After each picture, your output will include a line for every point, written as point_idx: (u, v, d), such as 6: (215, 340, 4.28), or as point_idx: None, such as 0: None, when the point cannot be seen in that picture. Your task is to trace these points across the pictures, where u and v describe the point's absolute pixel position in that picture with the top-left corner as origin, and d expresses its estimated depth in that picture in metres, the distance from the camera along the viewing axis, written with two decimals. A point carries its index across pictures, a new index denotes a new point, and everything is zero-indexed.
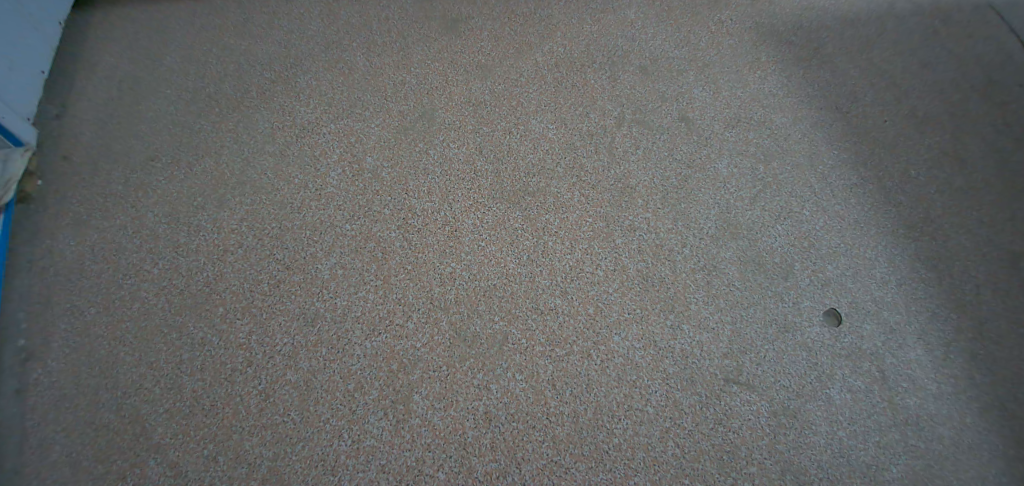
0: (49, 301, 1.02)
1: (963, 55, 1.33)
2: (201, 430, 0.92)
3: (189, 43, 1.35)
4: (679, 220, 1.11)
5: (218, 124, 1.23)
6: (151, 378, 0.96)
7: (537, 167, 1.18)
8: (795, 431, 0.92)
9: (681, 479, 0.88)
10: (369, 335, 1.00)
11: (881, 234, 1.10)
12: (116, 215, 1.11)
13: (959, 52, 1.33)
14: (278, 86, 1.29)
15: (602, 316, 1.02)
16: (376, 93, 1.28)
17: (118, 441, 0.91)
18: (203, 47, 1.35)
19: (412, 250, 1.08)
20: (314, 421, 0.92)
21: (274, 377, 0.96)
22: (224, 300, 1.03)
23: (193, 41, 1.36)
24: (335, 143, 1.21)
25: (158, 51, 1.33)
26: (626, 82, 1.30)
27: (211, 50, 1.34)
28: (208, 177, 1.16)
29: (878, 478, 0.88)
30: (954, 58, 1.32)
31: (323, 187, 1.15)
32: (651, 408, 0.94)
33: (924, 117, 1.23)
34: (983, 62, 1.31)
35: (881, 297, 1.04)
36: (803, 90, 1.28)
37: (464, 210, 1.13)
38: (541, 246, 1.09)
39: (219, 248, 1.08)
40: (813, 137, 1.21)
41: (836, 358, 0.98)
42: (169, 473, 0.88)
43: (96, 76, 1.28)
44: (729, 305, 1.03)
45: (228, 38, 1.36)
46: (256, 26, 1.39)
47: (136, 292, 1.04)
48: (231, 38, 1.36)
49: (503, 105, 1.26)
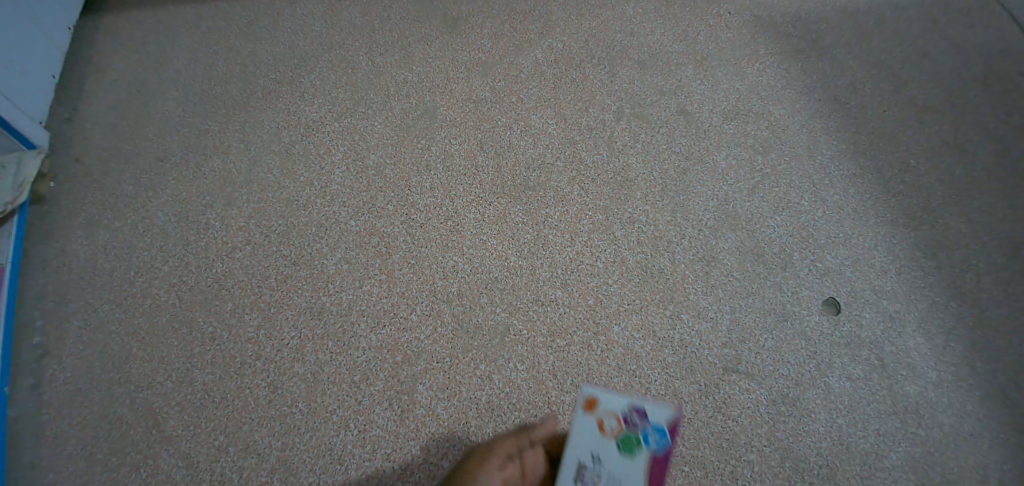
0: (63, 298, 1.05)
1: (966, 44, 1.33)
2: (212, 421, 0.95)
3: (195, 42, 1.37)
4: (678, 212, 1.13)
5: (224, 124, 1.25)
6: (163, 371, 0.99)
7: (537, 161, 1.19)
8: (794, 419, 0.94)
9: (681, 466, 0.91)
10: (374, 327, 1.02)
11: (880, 223, 1.11)
12: (127, 214, 1.14)
13: (959, 42, 1.33)
14: (283, 86, 1.30)
15: (602, 307, 1.03)
16: (378, 91, 1.29)
17: (132, 433, 0.94)
18: (208, 45, 1.37)
19: (414, 244, 1.10)
20: (321, 412, 0.95)
21: (282, 369, 0.99)
22: (233, 296, 1.06)
23: (196, 41, 1.37)
24: (339, 141, 1.22)
25: (163, 52, 1.35)
26: (625, 77, 1.30)
27: (215, 49, 1.36)
28: (215, 175, 1.18)
29: (877, 465, 0.91)
30: (957, 47, 1.33)
31: (328, 184, 1.17)
32: (651, 397, 0.96)
33: (922, 107, 1.23)
34: (984, 52, 1.31)
35: (880, 286, 1.05)
36: (803, 81, 1.28)
37: (466, 204, 1.14)
38: (541, 239, 1.10)
39: (227, 245, 1.11)
40: (812, 128, 1.22)
41: (835, 346, 1.00)
42: (181, 464, 0.92)
43: (104, 78, 1.31)
44: (728, 295, 1.04)
45: (234, 37, 1.38)
46: (259, 27, 1.40)
47: (147, 289, 1.07)
48: (235, 38, 1.38)
49: (503, 100, 1.27)
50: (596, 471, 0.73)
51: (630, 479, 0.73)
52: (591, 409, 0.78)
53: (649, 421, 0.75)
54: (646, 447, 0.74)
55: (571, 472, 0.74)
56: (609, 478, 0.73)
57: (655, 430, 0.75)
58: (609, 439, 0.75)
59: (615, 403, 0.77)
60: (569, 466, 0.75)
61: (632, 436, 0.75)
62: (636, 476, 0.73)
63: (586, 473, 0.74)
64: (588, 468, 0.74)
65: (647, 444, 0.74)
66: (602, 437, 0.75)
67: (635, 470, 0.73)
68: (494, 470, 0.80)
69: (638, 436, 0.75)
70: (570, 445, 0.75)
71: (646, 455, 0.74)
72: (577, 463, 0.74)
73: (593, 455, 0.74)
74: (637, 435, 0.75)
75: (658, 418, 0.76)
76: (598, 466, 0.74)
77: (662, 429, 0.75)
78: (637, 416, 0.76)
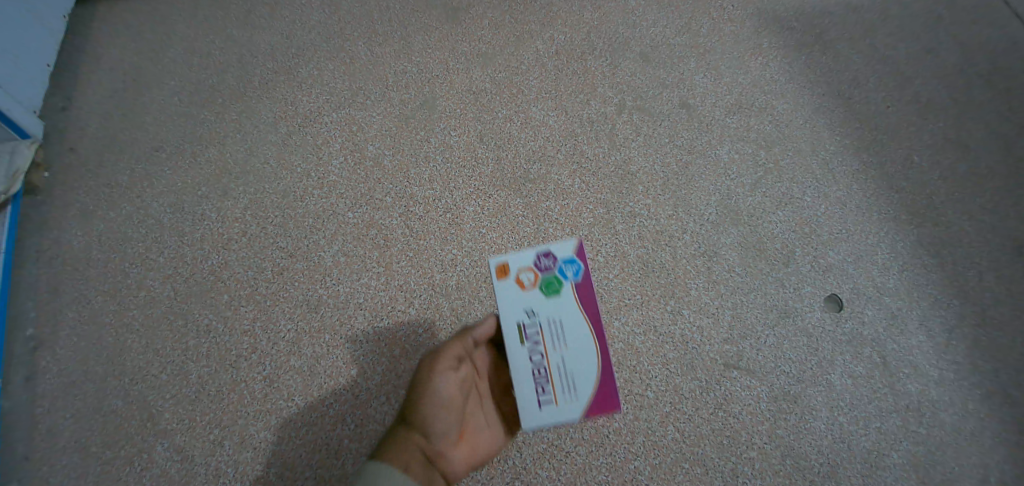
0: (57, 290, 1.04)
1: (984, 35, 1.27)
2: (207, 415, 0.95)
3: (179, 26, 1.31)
4: (680, 207, 1.11)
5: (219, 113, 1.21)
6: (158, 364, 0.99)
7: (538, 154, 1.17)
8: (795, 416, 0.94)
9: (681, 463, 0.91)
10: (371, 320, 1.01)
11: (883, 220, 1.10)
12: (121, 205, 1.12)
13: (979, 30, 1.28)
14: (280, 76, 1.25)
15: (603, 302, 1.02)
16: (376, 81, 1.24)
17: (127, 426, 0.95)
18: (192, 31, 1.31)
19: (413, 237, 1.09)
20: (318, 406, 0.95)
21: (279, 363, 0.99)
22: (228, 288, 1.05)
23: (183, 23, 1.32)
24: (337, 132, 1.19)
25: (148, 36, 1.30)
26: (628, 69, 1.25)
27: (200, 32, 1.30)
28: (209, 166, 1.16)
29: (877, 463, 0.92)
30: (977, 44, 1.26)
31: (325, 175, 1.15)
32: (651, 394, 0.95)
33: (928, 103, 1.21)
34: (1007, 42, 1.26)
35: (882, 283, 1.04)
36: (808, 73, 1.24)
37: (465, 197, 1.12)
38: (542, 232, 1.09)
39: (222, 237, 1.09)
40: (816, 124, 1.19)
41: (837, 343, 1.00)
42: (177, 457, 0.93)
43: (89, 63, 1.26)
44: (730, 291, 1.03)
45: (215, 24, 1.31)
46: (240, 14, 1.32)
47: (141, 281, 1.06)
48: (222, 21, 1.32)
49: (503, 92, 1.23)
50: (535, 322, 0.81)
51: (567, 313, 0.81)
52: (507, 277, 0.84)
53: (558, 259, 0.84)
54: (566, 282, 0.83)
55: (515, 335, 0.81)
56: (549, 321, 0.81)
57: (567, 264, 0.84)
58: (532, 291, 0.83)
59: (524, 260, 0.84)
60: (512, 330, 0.81)
61: (551, 279, 0.83)
62: (570, 309, 0.82)
63: (528, 326, 0.81)
64: (528, 323, 0.81)
65: (565, 279, 0.83)
66: (526, 292, 0.83)
67: (565, 304, 0.82)
68: (447, 373, 0.86)
69: (556, 276, 0.84)
70: (504, 315, 0.82)
71: (570, 288, 0.83)
72: (516, 324, 0.81)
73: (527, 310, 0.82)
74: (555, 276, 0.84)
75: (565, 252, 0.84)
76: (535, 317, 0.81)
77: (573, 260, 0.84)
78: (545, 259, 0.85)
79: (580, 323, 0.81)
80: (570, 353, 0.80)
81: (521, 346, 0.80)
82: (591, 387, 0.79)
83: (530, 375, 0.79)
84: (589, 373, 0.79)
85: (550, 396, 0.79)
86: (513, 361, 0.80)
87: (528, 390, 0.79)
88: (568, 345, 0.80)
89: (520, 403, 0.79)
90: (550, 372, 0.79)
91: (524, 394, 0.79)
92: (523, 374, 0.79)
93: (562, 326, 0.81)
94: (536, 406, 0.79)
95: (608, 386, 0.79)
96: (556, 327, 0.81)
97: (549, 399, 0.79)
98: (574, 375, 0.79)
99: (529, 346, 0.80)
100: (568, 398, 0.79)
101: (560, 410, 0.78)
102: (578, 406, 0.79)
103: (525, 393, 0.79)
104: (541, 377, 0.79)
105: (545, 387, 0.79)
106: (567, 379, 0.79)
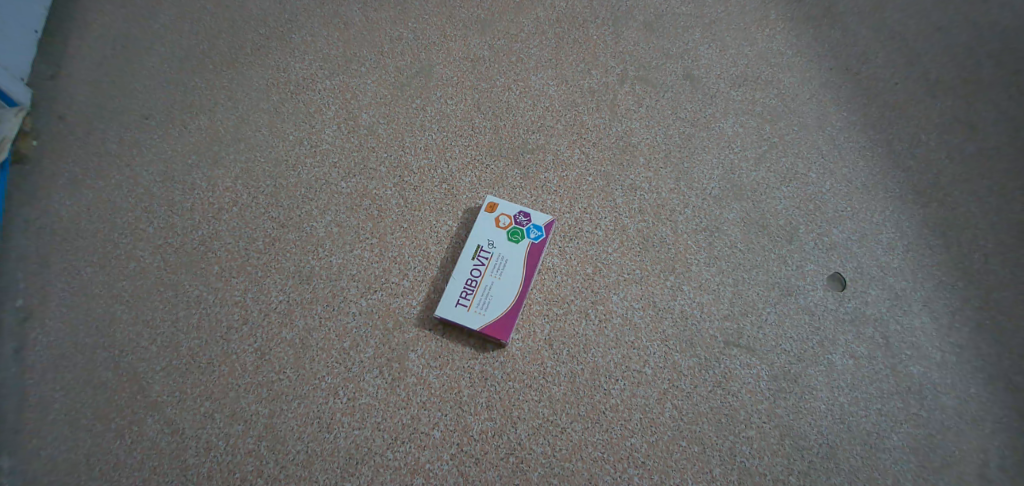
0: (45, 260, 1.01)
1: (997, 12, 1.24)
2: (197, 387, 0.93)
3: None
4: (682, 180, 1.08)
5: (210, 80, 1.18)
6: (148, 336, 0.97)
7: (537, 124, 1.13)
8: (795, 396, 0.93)
9: (678, 441, 0.89)
10: (364, 292, 0.99)
11: (889, 198, 1.07)
12: (110, 174, 1.09)
13: (992, 4, 1.25)
14: (273, 42, 1.22)
15: (601, 277, 1.00)
16: (372, 48, 1.21)
17: (116, 398, 0.92)
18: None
19: (408, 209, 1.06)
20: (310, 378, 0.93)
21: (270, 335, 0.96)
22: (219, 258, 1.03)
23: None
24: (331, 100, 1.16)
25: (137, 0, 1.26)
26: (630, 39, 1.22)
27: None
28: (200, 134, 1.13)
29: (878, 445, 0.90)
30: (989, 22, 1.23)
31: (318, 144, 1.12)
32: (649, 370, 0.94)
33: (938, 79, 1.17)
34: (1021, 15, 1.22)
35: (887, 263, 1.02)
36: (815, 47, 1.21)
37: (462, 167, 1.10)
38: (540, 203, 1.06)
39: (213, 206, 1.07)
40: (823, 98, 1.16)
41: (839, 322, 0.98)
42: (167, 430, 0.90)
43: (72, 25, 1.22)
44: (731, 266, 1.01)
45: None
46: None
47: (131, 252, 1.03)
48: None
49: (502, 60, 1.20)
50: (489, 251, 0.96)
51: (514, 257, 0.96)
52: (491, 212, 1.00)
53: (532, 221, 0.99)
54: (527, 238, 0.98)
55: (470, 250, 0.97)
56: (500, 255, 0.96)
57: (535, 228, 0.99)
58: (500, 230, 0.98)
59: (509, 208, 1.00)
60: (471, 246, 0.97)
61: (518, 230, 0.98)
62: (518, 256, 0.96)
63: (483, 251, 0.96)
64: (485, 249, 0.97)
65: (528, 236, 0.98)
66: (496, 229, 0.99)
67: (517, 251, 0.96)
68: None
69: (523, 231, 0.98)
70: (472, 234, 0.98)
71: (527, 243, 0.97)
72: (476, 244, 0.97)
73: (489, 240, 0.97)
74: (522, 230, 0.98)
75: (539, 220, 0.99)
76: (492, 248, 0.97)
77: (541, 227, 0.99)
78: (524, 217, 0.99)
79: (520, 267, 0.95)
80: (500, 283, 0.94)
81: (470, 259, 0.96)
82: (497, 313, 0.92)
83: (463, 283, 0.94)
84: (502, 303, 0.93)
85: (465, 304, 0.92)
86: (459, 266, 0.95)
87: (454, 291, 0.93)
88: (501, 277, 0.94)
89: (445, 295, 0.93)
90: (478, 288, 0.94)
91: (450, 292, 0.93)
92: (458, 279, 0.94)
93: (505, 262, 0.95)
94: (453, 305, 0.93)
95: (509, 317, 0.92)
96: (501, 262, 0.95)
97: (464, 304, 0.92)
98: (492, 298, 0.93)
99: (476, 262, 0.95)
100: (478, 311, 0.92)
101: (464, 317, 0.92)
102: (477, 322, 0.91)
103: (451, 292, 0.94)
104: (470, 288, 0.94)
105: (467, 296, 0.93)
106: (484, 298, 0.93)
